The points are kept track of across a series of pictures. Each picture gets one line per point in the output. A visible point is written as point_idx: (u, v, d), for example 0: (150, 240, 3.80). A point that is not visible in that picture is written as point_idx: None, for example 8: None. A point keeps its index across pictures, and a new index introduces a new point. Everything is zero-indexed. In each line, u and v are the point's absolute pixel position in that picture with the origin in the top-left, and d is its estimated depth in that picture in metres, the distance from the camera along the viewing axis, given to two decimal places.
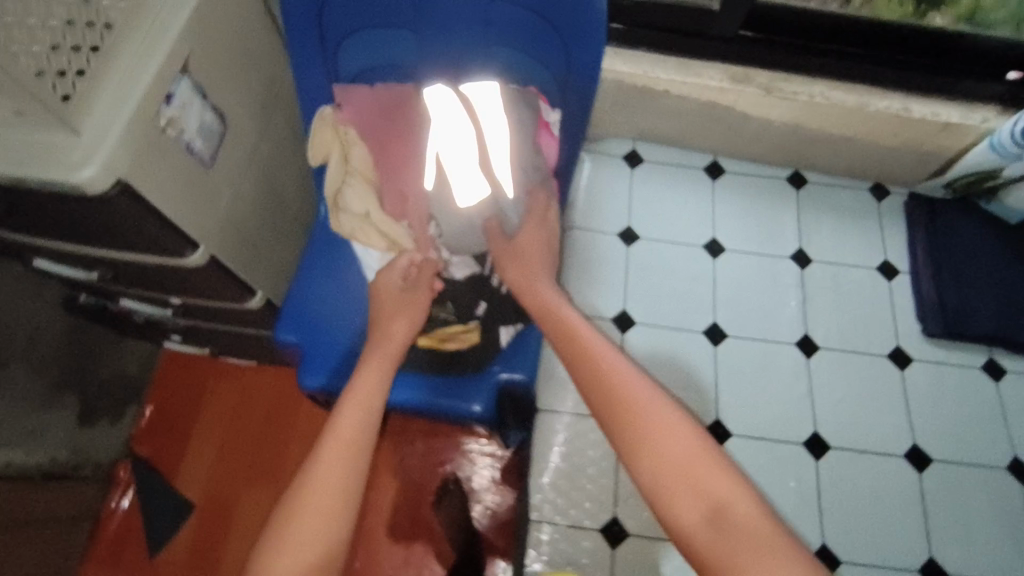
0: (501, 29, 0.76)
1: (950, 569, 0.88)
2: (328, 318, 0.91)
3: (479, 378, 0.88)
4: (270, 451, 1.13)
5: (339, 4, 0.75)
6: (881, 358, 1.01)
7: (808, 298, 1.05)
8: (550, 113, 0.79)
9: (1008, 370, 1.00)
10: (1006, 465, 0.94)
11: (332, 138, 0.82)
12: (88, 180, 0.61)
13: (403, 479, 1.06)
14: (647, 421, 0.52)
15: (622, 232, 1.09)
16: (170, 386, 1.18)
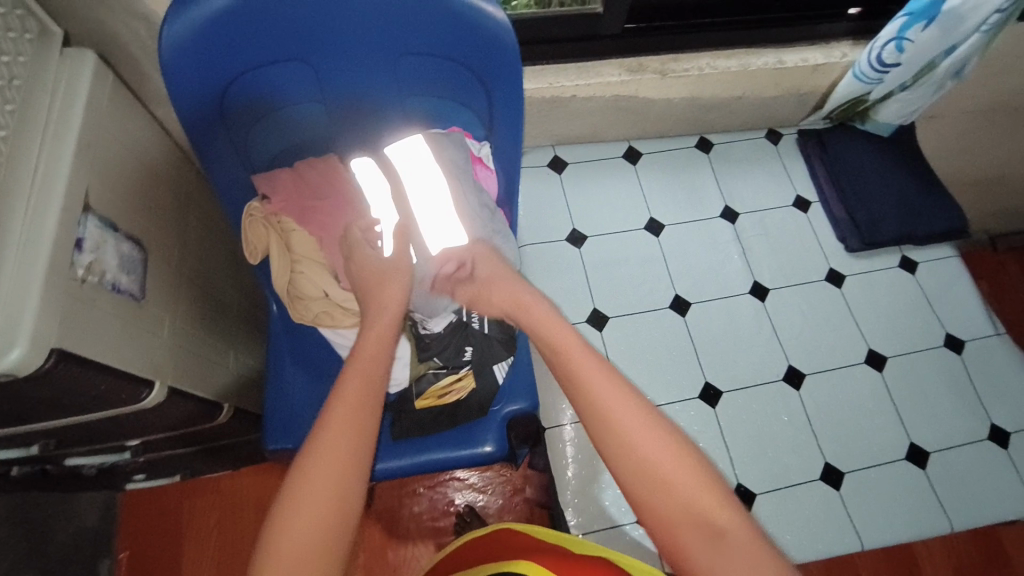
0: (413, 81, 0.68)
1: (928, 447, 1.01)
2: (314, 410, 0.86)
3: (484, 418, 0.86)
4: None
5: (231, 102, 0.64)
6: (821, 283, 1.12)
7: (747, 248, 1.14)
8: (480, 147, 0.72)
9: (918, 263, 1.15)
10: (943, 343, 1.08)
11: (266, 231, 0.72)
12: (18, 364, 0.50)
13: (416, 530, 1.06)
14: (641, 457, 0.42)
15: (570, 236, 1.12)
16: (140, 524, 1.08)
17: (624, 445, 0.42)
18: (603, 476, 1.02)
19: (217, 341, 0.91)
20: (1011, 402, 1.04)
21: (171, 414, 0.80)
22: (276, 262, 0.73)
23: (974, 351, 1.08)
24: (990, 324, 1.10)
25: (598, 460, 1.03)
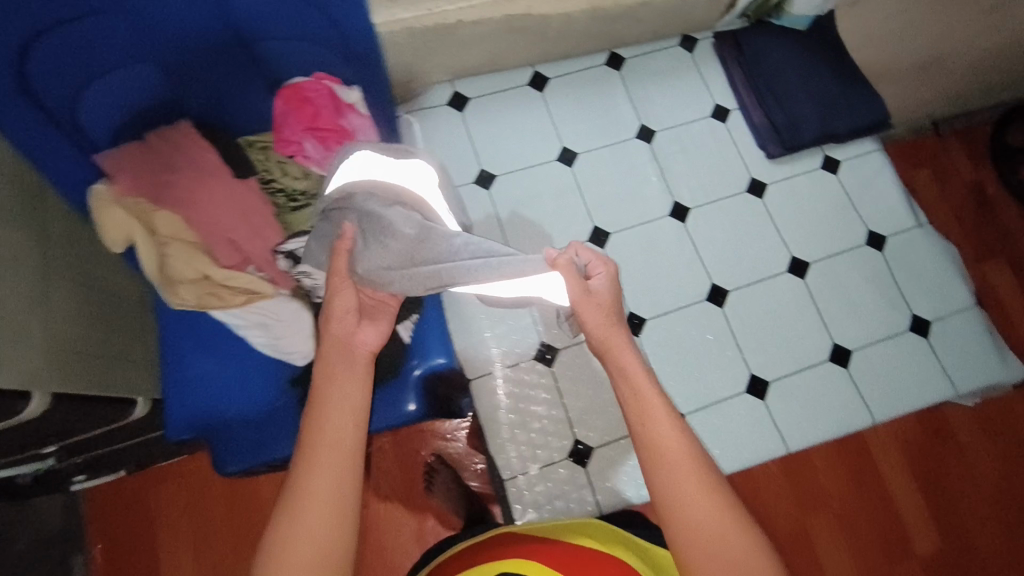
0: (258, 25, 0.72)
1: (851, 346, 1.02)
2: (229, 394, 0.86)
3: (399, 379, 0.83)
4: (246, 526, 1.08)
5: (60, 56, 0.65)
6: (742, 194, 1.09)
7: (666, 168, 1.09)
8: (348, 92, 0.80)
9: (841, 161, 1.12)
10: (865, 241, 1.07)
11: (125, 216, 0.71)
12: None
13: (385, 488, 1.02)
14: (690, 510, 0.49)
15: (478, 178, 1.06)
16: (108, 519, 1.07)
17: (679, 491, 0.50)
18: (533, 418, 1.00)
19: (112, 336, 0.84)
20: (933, 291, 1.05)
21: (69, 417, 0.75)
22: (142, 249, 0.72)
23: (897, 245, 1.07)
24: (912, 215, 1.09)
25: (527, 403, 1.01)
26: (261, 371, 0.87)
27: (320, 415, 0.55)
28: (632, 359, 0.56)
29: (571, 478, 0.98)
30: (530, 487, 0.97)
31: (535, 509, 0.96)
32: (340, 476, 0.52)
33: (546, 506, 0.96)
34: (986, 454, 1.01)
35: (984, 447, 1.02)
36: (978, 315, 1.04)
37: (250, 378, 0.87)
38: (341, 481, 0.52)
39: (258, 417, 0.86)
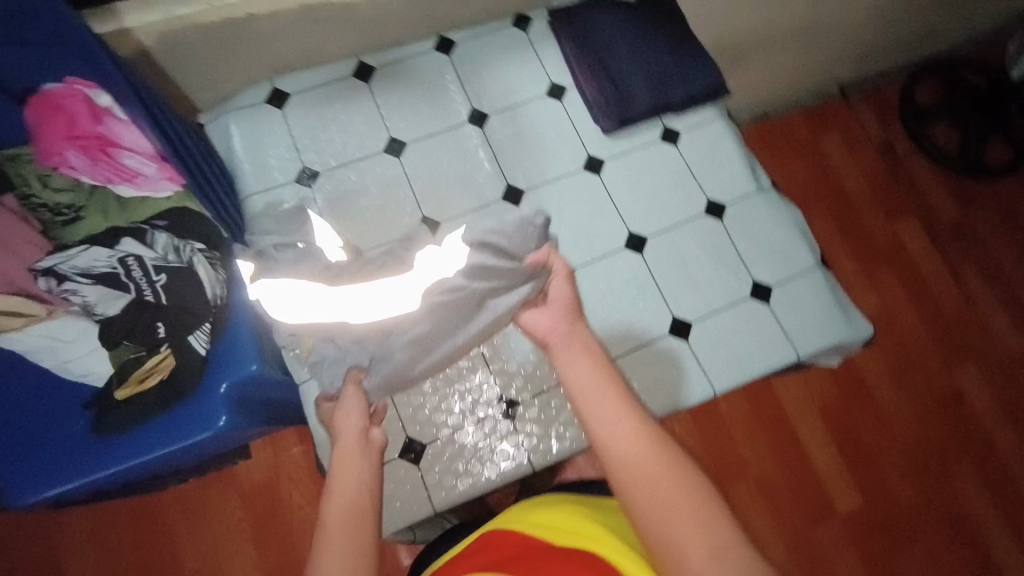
0: None
1: (692, 319, 0.99)
2: (30, 424, 0.82)
3: (203, 396, 0.82)
4: (154, 554, 1.26)
5: None
6: (579, 171, 1.06)
7: (499, 151, 1.06)
8: (101, 97, 0.79)
9: (680, 129, 1.10)
10: (705, 211, 1.04)
11: None
12: None
13: (286, 497, 1.31)
14: (650, 483, 0.55)
15: (302, 175, 1.02)
16: (21, 559, 1.25)
17: (629, 453, 0.57)
18: None
19: None
20: (773, 254, 1.03)
21: None
22: None
23: (736, 211, 1.05)
24: (751, 178, 1.07)
25: None
26: (68, 403, 0.84)
27: (329, 498, 0.62)
28: (578, 352, 0.65)
29: (409, 480, 0.92)
30: None
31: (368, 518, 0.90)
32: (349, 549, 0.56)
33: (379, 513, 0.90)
34: (768, 439, 1.74)
35: (769, 438, 1.74)
36: (821, 275, 1.03)
37: (58, 407, 0.83)
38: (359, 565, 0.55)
39: (56, 447, 0.81)
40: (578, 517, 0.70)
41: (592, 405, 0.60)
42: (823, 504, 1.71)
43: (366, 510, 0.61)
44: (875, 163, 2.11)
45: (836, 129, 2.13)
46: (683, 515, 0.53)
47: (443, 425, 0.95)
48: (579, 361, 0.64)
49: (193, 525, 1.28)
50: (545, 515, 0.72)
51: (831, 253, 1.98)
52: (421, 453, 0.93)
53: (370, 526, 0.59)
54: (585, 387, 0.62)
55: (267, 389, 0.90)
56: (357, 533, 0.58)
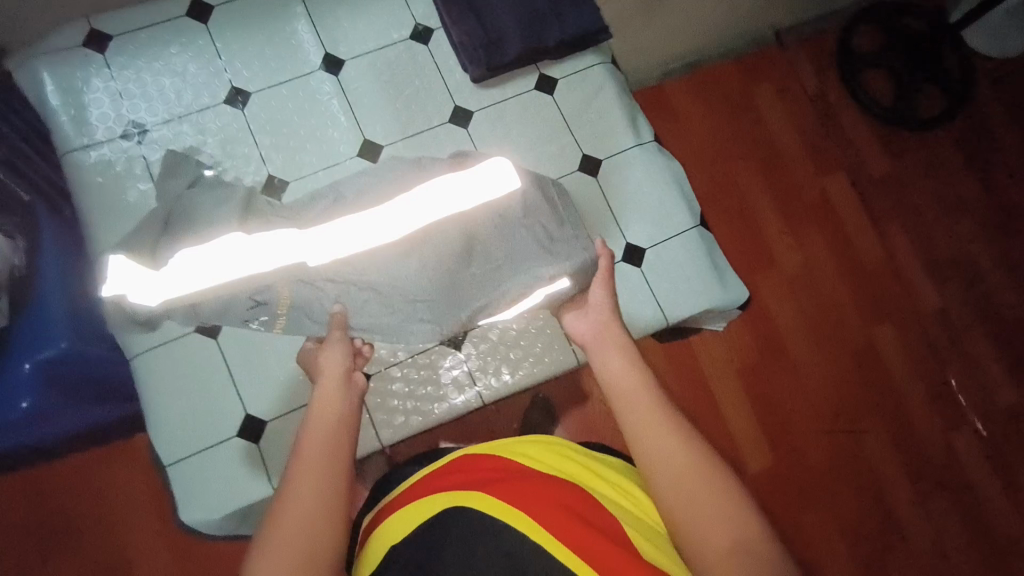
0: None
1: None
2: None
3: (8, 376, 0.83)
4: (44, 534, 1.19)
5: None
6: (444, 125, 0.97)
7: (355, 103, 0.96)
8: None
9: (557, 79, 1.01)
10: (578, 168, 0.98)
11: None
12: None
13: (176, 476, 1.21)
14: (664, 452, 0.63)
15: (127, 131, 0.91)
16: None
17: (646, 425, 0.66)
18: (200, 401, 0.89)
19: None
20: (648, 216, 0.98)
21: None
22: None
23: (612, 169, 0.98)
24: (631, 133, 1.00)
25: (196, 388, 0.88)
26: None
27: (310, 428, 0.69)
28: (610, 353, 0.76)
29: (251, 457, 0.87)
30: (190, 472, 0.87)
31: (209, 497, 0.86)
32: (328, 469, 0.64)
33: (220, 492, 0.86)
34: (683, 383, 1.75)
35: (684, 382, 1.75)
36: (698, 237, 0.98)
37: None
38: (336, 462, 0.66)
39: None
40: (551, 449, 0.78)
41: (618, 399, 0.70)
42: (732, 459, 1.73)
43: (347, 428, 0.71)
44: (809, 116, 2.00)
45: (771, 80, 2.00)
46: (695, 485, 0.59)
47: (286, 403, 0.90)
48: (629, 382, 0.72)
49: (84, 502, 1.21)
50: (542, 452, 0.77)
51: (759, 210, 1.89)
52: (264, 430, 0.89)
53: (348, 443, 0.69)
54: (625, 393, 0.70)
55: (88, 372, 0.90)
56: (335, 455, 0.66)
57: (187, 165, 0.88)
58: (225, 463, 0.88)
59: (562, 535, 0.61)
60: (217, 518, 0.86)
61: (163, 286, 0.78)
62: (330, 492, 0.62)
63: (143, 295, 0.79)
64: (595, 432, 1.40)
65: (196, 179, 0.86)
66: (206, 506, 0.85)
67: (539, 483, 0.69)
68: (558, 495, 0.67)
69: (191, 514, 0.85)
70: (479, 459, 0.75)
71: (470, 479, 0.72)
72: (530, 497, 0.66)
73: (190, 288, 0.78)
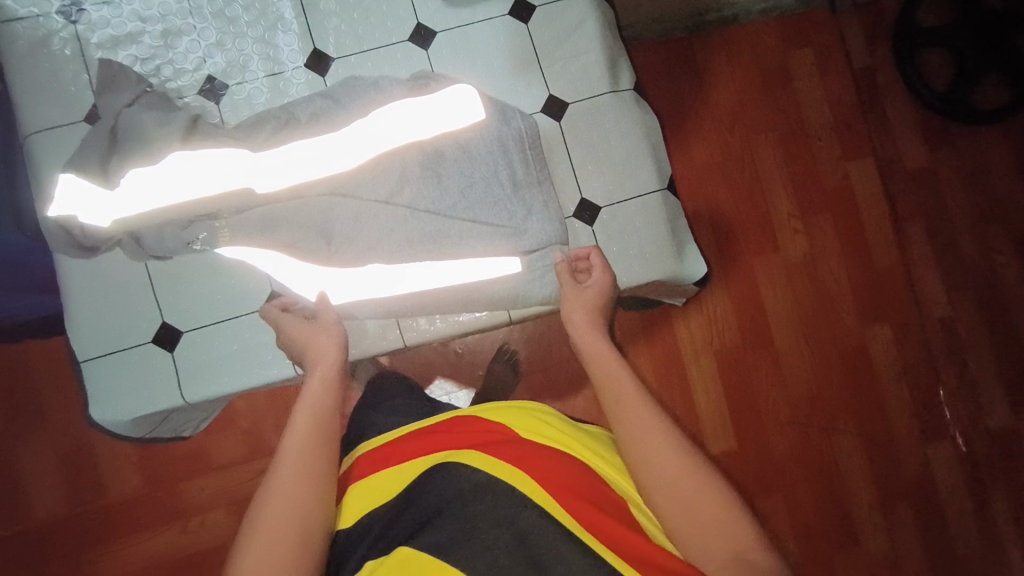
0: None
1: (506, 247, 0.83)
2: None
3: None
4: (21, 404, 1.28)
5: None
6: (403, 43, 0.89)
7: (308, 5, 0.88)
8: None
9: (535, 7, 0.91)
10: (542, 110, 0.89)
11: None
12: None
13: None
14: (659, 463, 0.62)
15: (62, 7, 0.85)
16: None
17: (641, 435, 0.64)
18: (118, 303, 0.85)
19: None
20: (609, 171, 0.90)
21: None
22: None
23: (581, 116, 0.89)
24: (606, 77, 0.90)
25: (113, 290, 0.85)
26: None
27: (301, 406, 0.69)
28: (602, 349, 0.74)
29: (162, 366, 0.85)
30: (101, 371, 0.85)
31: (116, 399, 0.84)
32: (311, 462, 0.63)
33: (127, 395, 0.84)
34: (658, 361, 1.67)
35: (661, 360, 1.67)
36: (660, 202, 0.90)
37: None
38: (311, 462, 0.63)
39: None
40: (549, 423, 0.77)
41: (618, 405, 0.67)
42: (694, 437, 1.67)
43: (331, 421, 0.69)
44: (848, 93, 1.79)
45: (813, 48, 1.79)
46: (690, 494, 0.59)
47: (205, 316, 0.86)
48: (627, 388, 0.69)
49: (59, 381, 1.29)
50: (539, 425, 0.76)
51: (769, 190, 1.74)
52: (178, 340, 0.85)
53: (333, 430, 0.68)
54: (622, 400, 0.68)
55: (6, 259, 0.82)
56: (318, 443, 0.65)
57: (128, 78, 0.81)
58: (139, 367, 0.85)
59: (571, 510, 0.60)
60: (125, 420, 0.85)
61: (114, 206, 0.77)
62: (311, 485, 0.61)
63: (97, 217, 0.78)
64: (557, 393, 1.34)
65: (140, 97, 0.80)
66: (113, 405, 0.84)
67: (537, 452, 0.69)
68: (560, 468, 0.67)
69: (99, 413, 0.84)
70: (476, 422, 0.75)
71: (471, 438, 0.71)
72: (532, 465, 0.66)
73: (138, 208, 0.77)
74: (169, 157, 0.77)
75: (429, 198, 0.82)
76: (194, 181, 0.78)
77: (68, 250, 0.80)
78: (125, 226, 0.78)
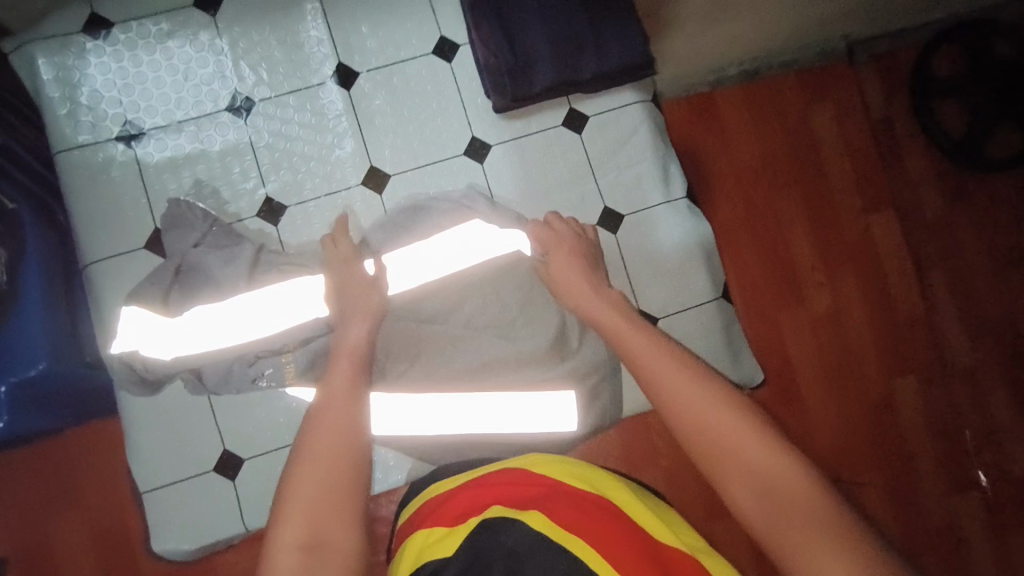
0: None
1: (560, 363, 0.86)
2: None
3: None
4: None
5: None
6: (459, 157, 0.90)
7: (365, 122, 0.89)
8: None
9: (588, 117, 0.92)
10: (599, 220, 0.90)
11: None
12: None
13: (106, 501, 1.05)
14: (749, 462, 0.52)
15: (121, 134, 0.85)
16: None
17: (706, 432, 0.55)
18: (180, 430, 0.85)
19: None
20: (665, 279, 0.91)
21: None
22: None
23: (636, 226, 0.91)
24: (660, 187, 0.92)
25: (178, 417, 0.85)
26: None
27: (314, 418, 0.61)
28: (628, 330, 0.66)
29: (222, 490, 0.85)
30: (160, 502, 0.85)
31: (178, 527, 0.84)
32: (337, 462, 0.56)
33: (190, 522, 0.85)
34: None
35: None
36: (716, 310, 0.92)
37: None
38: (326, 473, 0.55)
39: None
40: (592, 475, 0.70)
41: (689, 405, 0.57)
42: None
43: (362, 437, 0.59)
44: (867, 140, 1.63)
45: (832, 101, 1.62)
46: (791, 496, 0.49)
47: (267, 440, 0.86)
48: (688, 382, 0.58)
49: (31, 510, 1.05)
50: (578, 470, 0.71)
51: (786, 228, 1.56)
52: (241, 467, 0.86)
53: (361, 462, 0.57)
54: (677, 398, 0.58)
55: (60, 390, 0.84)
56: (343, 440, 0.58)
57: (196, 218, 0.83)
58: (200, 493, 0.85)
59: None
60: (186, 549, 0.84)
61: (177, 341, 0.79)
62: (344, 499, 0.54)
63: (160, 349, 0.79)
64: None
65: (205, 235, 0.82)
66: (173, 534, 0.84)
67: (595, 514, 0.61)
68: (618, 530, 0.58)
69: (160, 546, 0.84)
70: (526, 474, 0.69)
71: (516, 489, 0.66)
72: (593, 527, 0.58)
73: (200, 348, 0.79)
74: (239, 297, 0.80)
75: (489, 316, 0.84)
76: (257, 320, 0.80)
77: (128, 386, 0.82)
78: (184, 364, 0.79)
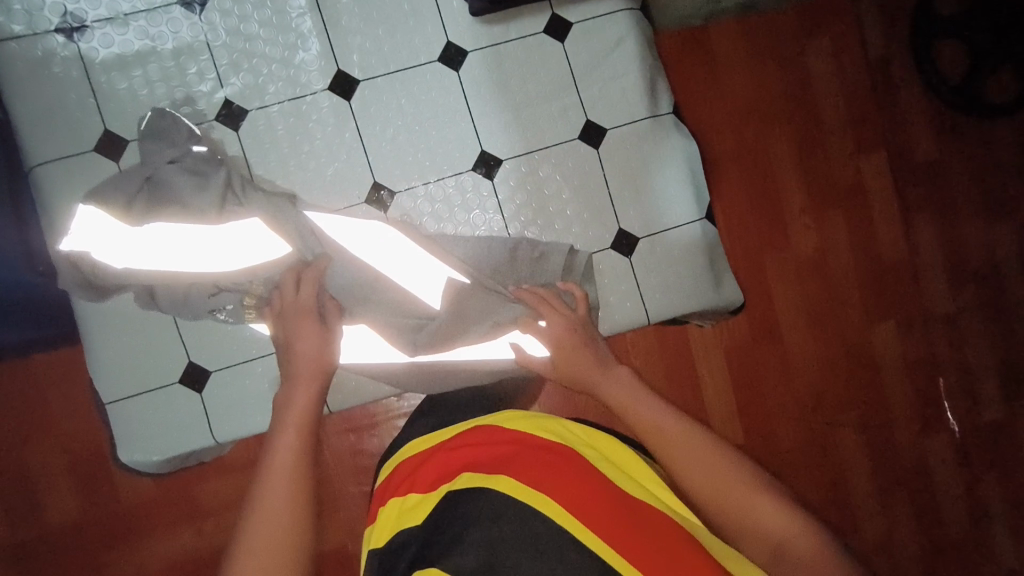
0: None
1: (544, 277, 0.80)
2: None
3: None
4: None
5: None
6: (432, 63, 0.84)
7: (330, 22, 0.83)
8: None
9: (572, 24, 0.86)
10: (580, 134, 0.86)
11: None
12: None
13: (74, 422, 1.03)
14: (728, 496, 0.58)
15: (61, 25, 0.78)
16: None
17: (677, 459, 0.62)
18: (144, 343, 0.83)
19: None
20: (647, 199, 0.87)
21: None
22: None
23: (618, 142, 0.87)
24: (645, 101, 0.87)
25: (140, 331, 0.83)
26: None
27: (285, 412, 0.65)
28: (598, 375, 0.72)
29: (190, 403, 0.84)
30: (127, 415, 0.83)
31: (146, 441, 0.83)
32: (291, 475, 0.59)
33: (159, 435, 0.84)
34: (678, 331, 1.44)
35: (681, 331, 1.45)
36: (698, 231, 0.89)
37: None
38: (290, 490, 0.59)
39: None
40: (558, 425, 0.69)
41: (672, 445, 0.63)
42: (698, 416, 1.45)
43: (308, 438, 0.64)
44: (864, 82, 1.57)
45: (829, 38, 1.55)
46: (762, 522, 0.56)
47: (234, 354, 0.85)
48: (669, 423, 0.65)
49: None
50: (543, 423, 0.69)
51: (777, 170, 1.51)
52: (207, 381, 0.85)
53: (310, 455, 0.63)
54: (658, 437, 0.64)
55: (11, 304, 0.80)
56: (299, 452, 0.62)
57: (180, 134, 0.72)
58: (166, 407, 0.84)
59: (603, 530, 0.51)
60: (154, 460, 0.84)
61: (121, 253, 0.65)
62: (294, 510, 0.57)
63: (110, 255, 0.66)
64: None
65: (183, 155, 0.70)
66: (142, 446, 0.83)
67: (555, 460, 0.59)
68: (582, 482, 0.56)
69: (128, 458, 0.84)
70: (498, 433, 0.66)
71: (484, 442, 0.65)
72: (558, 480, 0.56)
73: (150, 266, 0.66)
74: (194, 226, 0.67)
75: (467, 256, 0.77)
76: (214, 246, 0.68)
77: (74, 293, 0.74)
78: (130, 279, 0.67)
